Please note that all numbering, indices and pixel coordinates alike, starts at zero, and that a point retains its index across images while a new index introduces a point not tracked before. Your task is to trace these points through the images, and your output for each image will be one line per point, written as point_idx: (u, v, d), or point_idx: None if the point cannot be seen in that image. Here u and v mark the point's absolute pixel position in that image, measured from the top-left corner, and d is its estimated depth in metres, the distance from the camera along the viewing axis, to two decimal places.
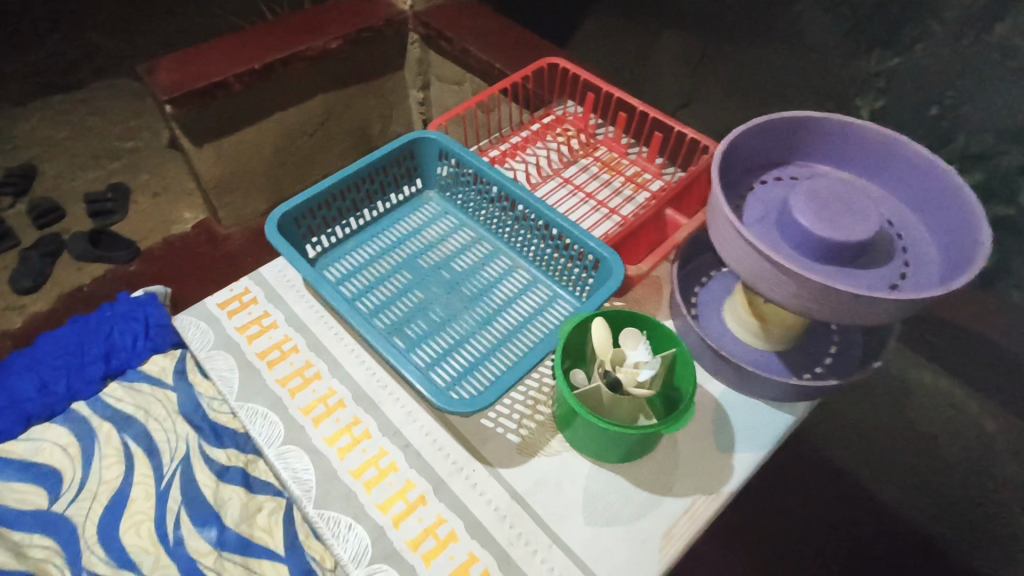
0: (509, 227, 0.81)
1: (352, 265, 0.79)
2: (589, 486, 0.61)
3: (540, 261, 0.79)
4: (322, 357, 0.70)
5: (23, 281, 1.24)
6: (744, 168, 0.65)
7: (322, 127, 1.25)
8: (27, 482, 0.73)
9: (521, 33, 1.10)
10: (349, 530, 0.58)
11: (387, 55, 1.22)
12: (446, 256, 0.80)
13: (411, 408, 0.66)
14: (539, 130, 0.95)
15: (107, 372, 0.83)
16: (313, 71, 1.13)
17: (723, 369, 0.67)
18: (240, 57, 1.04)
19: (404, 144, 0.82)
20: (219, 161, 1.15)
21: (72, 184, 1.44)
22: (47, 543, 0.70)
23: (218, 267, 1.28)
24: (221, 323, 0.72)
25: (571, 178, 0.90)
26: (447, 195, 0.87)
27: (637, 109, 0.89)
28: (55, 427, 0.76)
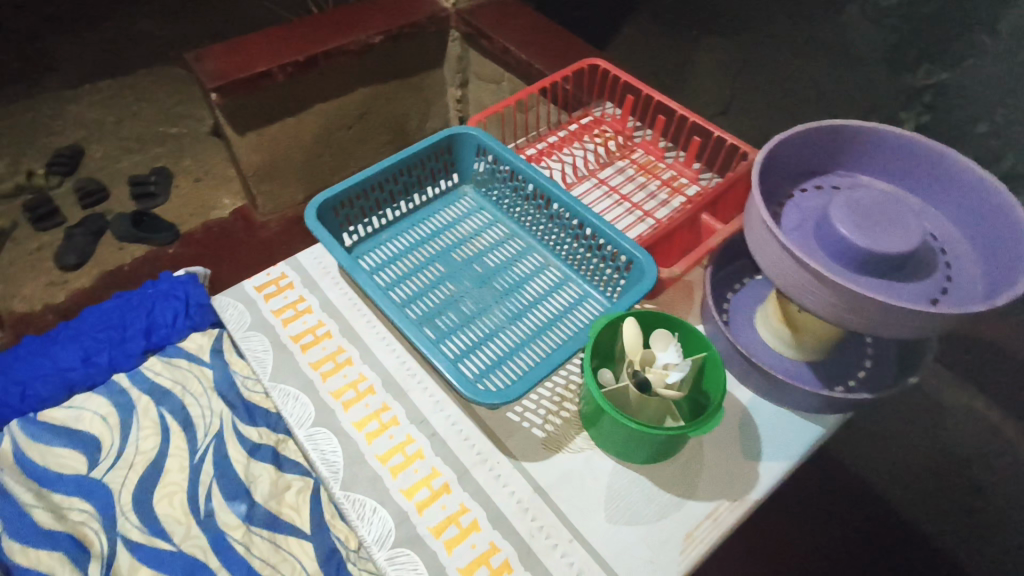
0: (544, 226, 0.81)
1: (386, 255, 0.80)
2: (612, 484, 0.61)
3: (573, 261, 0.79)
4: (354, 344, 0.72)
5: (67, 258, 1.28)
6: (784, 175, 0.65)
7: (361, 120, 1.27)
8: (70, 448, 0.76)
9: (562, 35, 1.11)
10: (373, 513, 0.59)
11: (428, 51, 1.23)
12: (479, 251, 0.81)
13: (439, 398, 0.67)
14: (576, 130, 0.96)
15: (147, 348, 0.85)
16: (355, 66, 1.16)
17: (752, 376, 0.66)
18: (284, 49, 1.07)
19: (443, 138, 0.83)
20: (259, 149, 1.18)
21: (117, 168, 1.49)
22: (85, 507, 0.72)
23: (254, 253, 1.31)
24: (258, 305, 0.74)
25: (606, 178, 0.90)
26: (482, 191, 0.88)
27: (676, 113, 0.88)
28: (95, 397, 0.79)
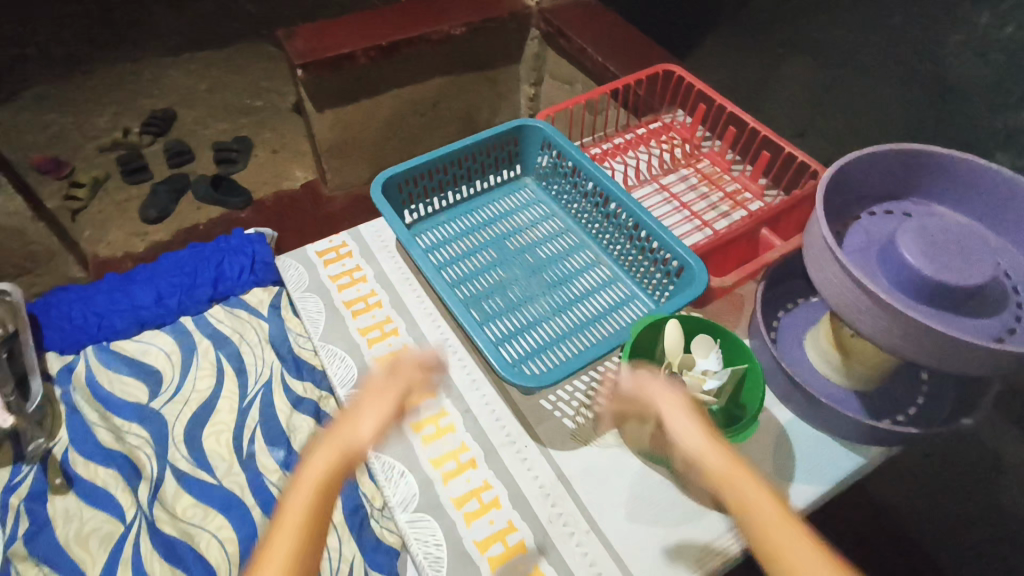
0: (599, 224, 0.82)
1: (443, 236, 0.83)
2: (636, 483, 0.61)
3: (624, 262, 0.79)
4: (402, 316, 0.74)
5: (150, 211, 1.37)
6: (853, 197, 0.63)
7: (434, 108, 1.31)
8: (134, 377, 0.81)
9: (640, 41, 1.11)
10: (400, 477, 0.61)
11: (507, 47, 1.26)
12: (532, 242, 0.82)
13: (477, 377, 0.69)
14: (643, 134, 0.96)
15: (213, 296, 0.88)
16: (435, 56, 1.19)
17: (794, 396, 0.65)
18: (370, 34, 1.12)
19: (510, 128, 0.84)
20: (334, 127, 1.23)
21: (203, 133, 1.58)
22: (141, 433, 0.78)
23: (318, 225, 1.37)
24: (317, 269, 0.78)
25: (667, 185, 0.91)
26: (542, 185, 0.89)
27: (747, 125, 0.87)
28: (163, 335, 0.85)
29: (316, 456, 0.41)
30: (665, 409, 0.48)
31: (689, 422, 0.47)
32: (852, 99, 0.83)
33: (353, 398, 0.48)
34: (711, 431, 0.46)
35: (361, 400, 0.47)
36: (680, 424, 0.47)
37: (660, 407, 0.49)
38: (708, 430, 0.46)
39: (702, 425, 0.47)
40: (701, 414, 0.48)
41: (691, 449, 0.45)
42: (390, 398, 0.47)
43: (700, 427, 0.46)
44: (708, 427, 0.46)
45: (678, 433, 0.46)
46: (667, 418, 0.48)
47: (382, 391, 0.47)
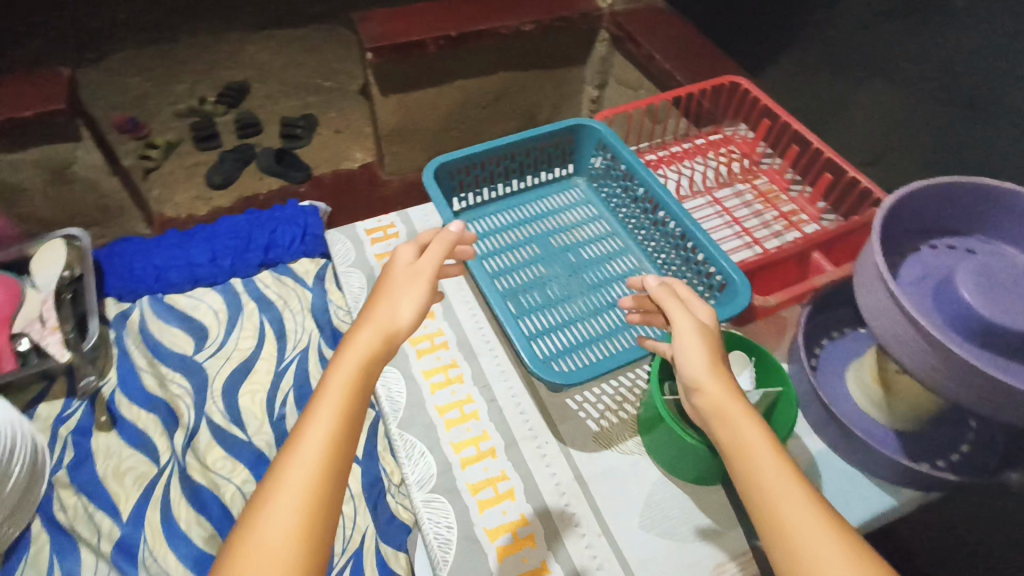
0: (647, 231, 0.81)
1: (488, 227, 0.83)
2: (653, 493, 0.60)
3: (668, 272, 0.78)
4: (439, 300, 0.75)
5: (215, 177, 1.43)
6: (913, 228, 0.61)
7: (496, 102, 1.32)
8: (183, 329, 0.85)
9: (711, 51, 1.09)
10: (420, 456, 0.62)
11: (575, 48, 1.26)
12: (576, 242, 0.82)
13: (505, 368, 0.70)
14: (702, 145, 0.94)
15: (263, 262, 0.92)
16: (502, 50, 1.20)
17: (828, 427, 0.63)
18: (439, 25, 1.13)
19: (567, 127, 0.84)
20: (396, 113, 1.25)
21: (273, 108, 1.63)
22: (183, 383, 0.81)
23: (371, 206, 1.41)
24: (364, 246, 0.81)
25: (720, 200, 0.89)
26: (594, 186, 0.89)
27: (811, 146, 0.84)
28: (213, 293, 0.88)
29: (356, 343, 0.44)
30: (676, 329, 0.50)
31: (697, 346, 0.48)
32: (925, 126, 0.80)
33: (381, 280, 0.48)
34: (716, 357, 0.48)
35: (393, 282, 0.48)
36: (690, 350, 0.48)
37: (673, 325, 0.50)
38: (714, 357, 0.48)
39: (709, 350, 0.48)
40: (711, 338, 0.49)
41: (692, 371, 0.47)
42: (422, 281, 0.47)
43: (707, 354, 0.48)
44: (713, 352, 0.48)
45: (682, 356, 0.48)
46: (675, 339, 0.49)
47: (414, 272, 0.48)
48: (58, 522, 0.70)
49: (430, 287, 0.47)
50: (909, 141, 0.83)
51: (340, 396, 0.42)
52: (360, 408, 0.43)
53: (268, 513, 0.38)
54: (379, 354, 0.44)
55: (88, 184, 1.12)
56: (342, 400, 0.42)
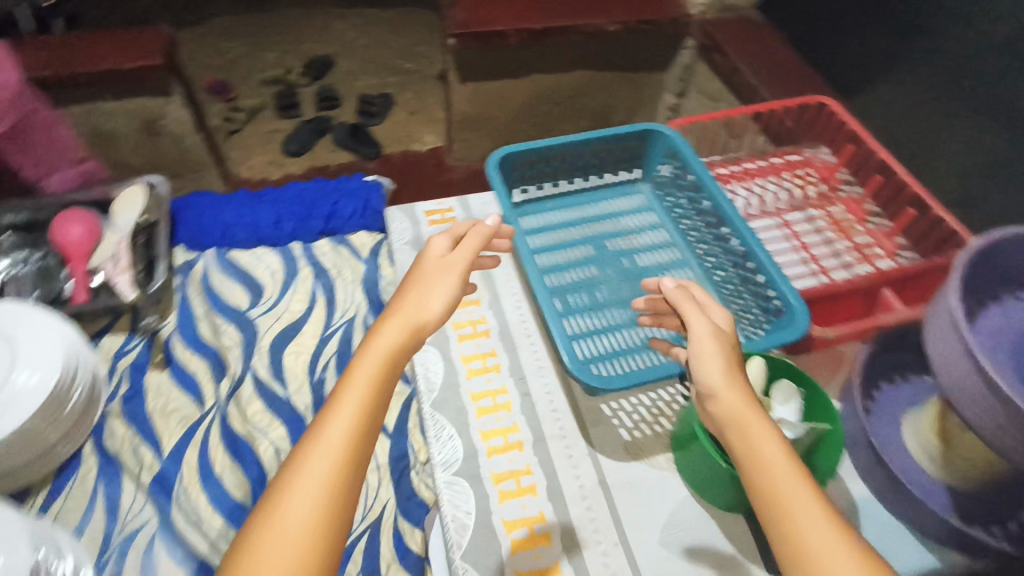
0: (707, 246, 0.79)
1: (545, 222, 0.83)
2: (678, 513, 0.58)
3: (724, 291, 0.76)
4: (487, 288, 0.76)
5: (292, 145, 1.48)
6: (1002, 278, 0.56)
7: (571, 100, 1.31)
8: (241, 285, 0.87)
9: (800, 69, 1.05)
10: (448, 439, 0.63)
11: (658, 53, 1.23)
12: (633, 248, 0.81)
13: (543, 363, 0.69)
14: (778, 165, 0.90)
15: (322, 231, 0.94)
16: (583, 48, 1.19)
17: (876, 474, 0.60)
18: (527, 16, 1.13)
19: (639, 130, 0.82)
20: (472, 101, 1.27)
21: (354, 83, 1.62)
22: (235, 335, 0.83)
23: (435, 190, 1.43)
24: (421, 227, 0.82)
25: (789, 222, 0.86)
26: (658, 193, 0.87)
27: (897, 177, 0.79)
28: (272, 255, 0.90)
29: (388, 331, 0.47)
30: (693, 337, 0.49)
31: (714, 353, 0.48)
32: None
33: (414, 269, 0.51)
34: (733, 363, 0.48)
35: (424, 273, 0.50)
36: (705, 355, 0.48)
37: (690, 330, 0.50)
38: (730, 366, 0.47)
39: (723, 356, 0.48)
40: (727, 344, 0.49)
41: (708, 379, 0.47)
42: (453, 277, 0.50)
43: (723, 361, 0.47)
44: (729, 359, 0.48)
45: (698, 362, 0.48)
46: (691, 345, 0.49)
47: (446, 266, 0.51)
48: (105, 447, 0.73)
49: (461, 282, 0.49)
50: (1008, 185, 0.77)
51: (366, 386, 0.45)
52: (384, 399, 0.45)
53: (294, 495, 0.40)
54: (406, 348, 0.47)
55: (173, 138, 1.18)
56: (367, 390, 0.44)
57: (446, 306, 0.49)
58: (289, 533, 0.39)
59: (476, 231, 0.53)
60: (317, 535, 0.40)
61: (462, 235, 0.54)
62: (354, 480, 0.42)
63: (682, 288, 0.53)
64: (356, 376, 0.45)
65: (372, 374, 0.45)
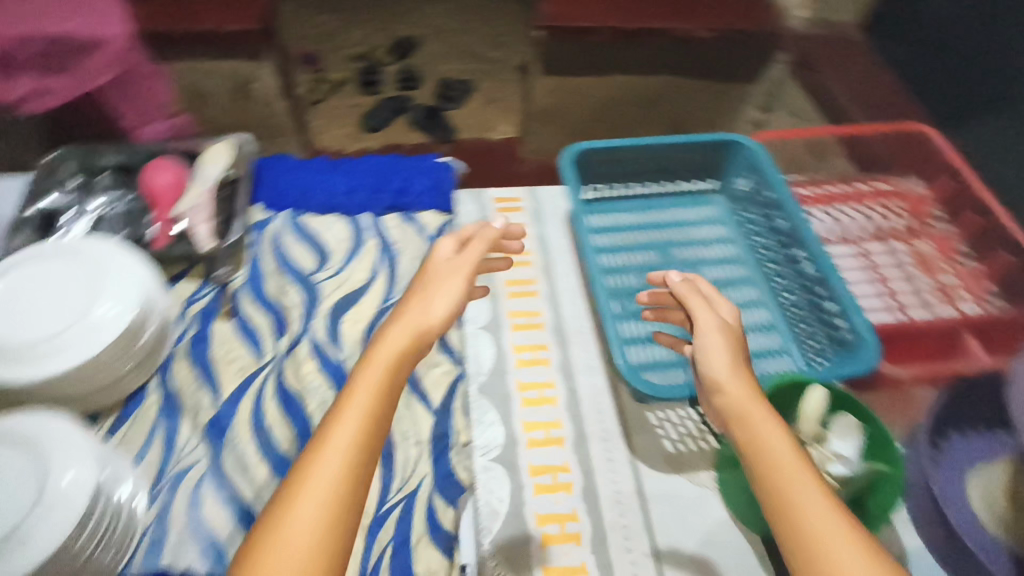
0: (777, 267, 0.77)
1: (613, 223, 0.82)
2: (714, 533, 0.57)
3: (789, 316, 0.73)
4: (546, 281, 0.76)
5: (370, 122, 1.53)
6: None
7: (651, 104, 1.30)
8: (308, 248, 0.84)
9: (897, 96, 1.01)
10: (491, 424, 0.63)
11: (746, 64, 1.21)
12: (699, 260, 0.79)
13: (593, 363, 0.69)
14: (864, 192, 0.87)
15: (390, 207, 0.88)
16: (669, 53, 1.18)
17: (933, 528, 0.57)
18: (610, 11, 1.12)
19: (722, 141, 0.79)
20: (553, 93, 1.29)
21: (436, 66, 1.63)
22: (297, 297, 0.80)
23: (504, 180, 1.45)
24: (489, 215, 0.84)
25: (865, 251, 0.82)
26: (733, 206, 0.84)
27: (996, 216, 0.73)
28: (340, 224, 0.86)
29: (391, 337, 0.49)
30: (699, 328, 0.54)
31: (720, 346, 0.52)
32: None
33: (425, 274, 0.54)
34: (738, 358, 0.51)
35: (433, 276, 0.53)
36: (713, 348, 0.52)
37: (698, 324, 0.54)
38: (733, 357, 0.51)
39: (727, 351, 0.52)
40: (733, 338, 0.53)
41: (712, 371, 0.51)
42: (459, 278, 0.53)
43: (727, 355, 0.51)
44: (732, 352, 0.52)
45: (704, 355, 0.52)
46: (697, 337, 0.53)
47: (454, 267, 0.54)
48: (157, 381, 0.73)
49: (466, 284, 0.52)
50: None
51: (369, 393, 0.46)
52: (387, 405, 0.47)
53: (298, 513, 0.41)
54: (411, 352, 0.49)
55: (262, 101, 1.25)
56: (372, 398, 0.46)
57: (450, 307, 0.51)
58: (291, 545, 0.39)
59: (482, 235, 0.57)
60: (319, 546, 0.40)
61: (468, 238, 0.58)
62: (356, 496, 0.42)
63: (690, 283, 0.57)
64: (359, 386, 0.46)
65: (375, 381, 0.47)
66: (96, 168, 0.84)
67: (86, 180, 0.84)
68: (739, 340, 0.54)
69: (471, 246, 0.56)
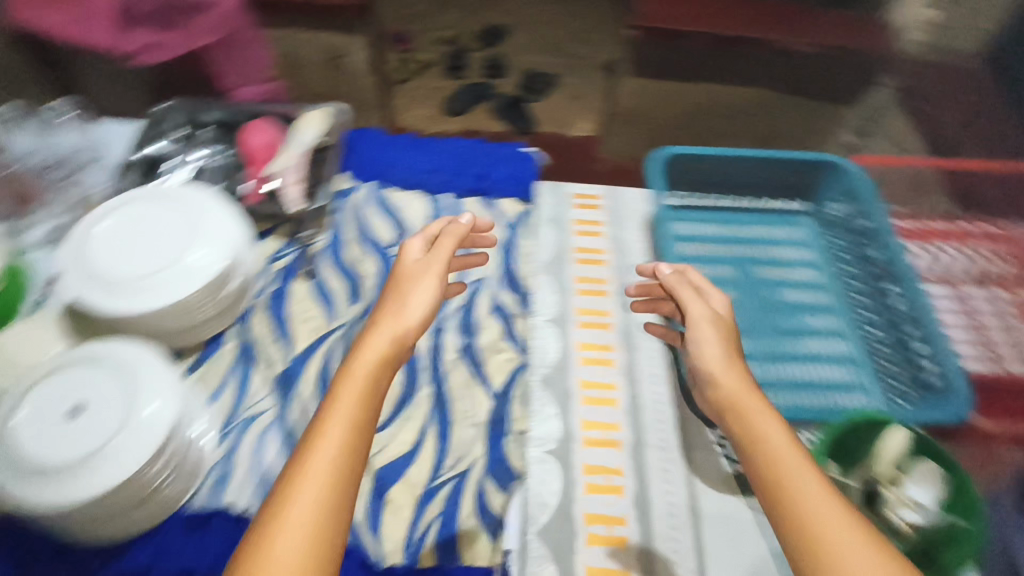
0: (864, 297, 0.74)
1: (693, 233, 0.80)
2: (767, 561, 0.55)
3: (870, 348, 0.71)
4: (619, 283, 0.75)
5: (452, 105, 1.42)
6: None
7: (740, 116, 1.29)
8: (386, 220, 0.86)
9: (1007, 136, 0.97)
10: (549, 417, 0.64)
11: (843, 86, 1.22)
12: (780, 280, 0.77)
13: (657, 371, 0.68)
14: (965, 233, 0.82)
15: (471, 189, 0.86)
16: (764, 65, 1.23)
17: None
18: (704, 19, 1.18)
19: (820, 163, 0.78)
20: (641, 97, 1.33)
21: (523, 57, 1.52)
22: (372, 267, 0.82)
23: None
24: (567, 207, 0.82)
25: (963, 295, 0.76)
26: (822, 228, 0.81)
27: None
28: (417, 202, 0.87)
29: (374, 343, 0.51)
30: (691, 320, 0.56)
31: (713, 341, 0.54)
32: None
33: (397, 277, 0.57)
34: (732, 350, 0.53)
35: (407, 276, 0.57)
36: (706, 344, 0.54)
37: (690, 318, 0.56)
38: (726, 348, 0.53)
39: (719, 342, 0.54)
40: (725, 329, 0.55)
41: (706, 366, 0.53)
42: (432, 277, 0.56)
43: (720, 347, 0.53)
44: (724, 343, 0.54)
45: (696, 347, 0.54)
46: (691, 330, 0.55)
47: (425, 266, 0.57)
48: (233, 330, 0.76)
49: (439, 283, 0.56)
50: None
51: (355, 399, 0.47)
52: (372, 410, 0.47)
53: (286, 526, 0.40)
54: (392, 353, 0.51)
55: None
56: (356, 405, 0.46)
57: (425, 307, 0.55)
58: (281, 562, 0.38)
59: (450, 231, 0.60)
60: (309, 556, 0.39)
61: (436, 236, 0.61)
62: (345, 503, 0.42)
63: (677, 273, 0.60)
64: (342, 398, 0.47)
65: (357, 388, 0.48)
66: (200, 122, 0.88)
67: (190, 132, 0.87)
68: (733, 329, 0.55)
69: (439, 244, 0.60)
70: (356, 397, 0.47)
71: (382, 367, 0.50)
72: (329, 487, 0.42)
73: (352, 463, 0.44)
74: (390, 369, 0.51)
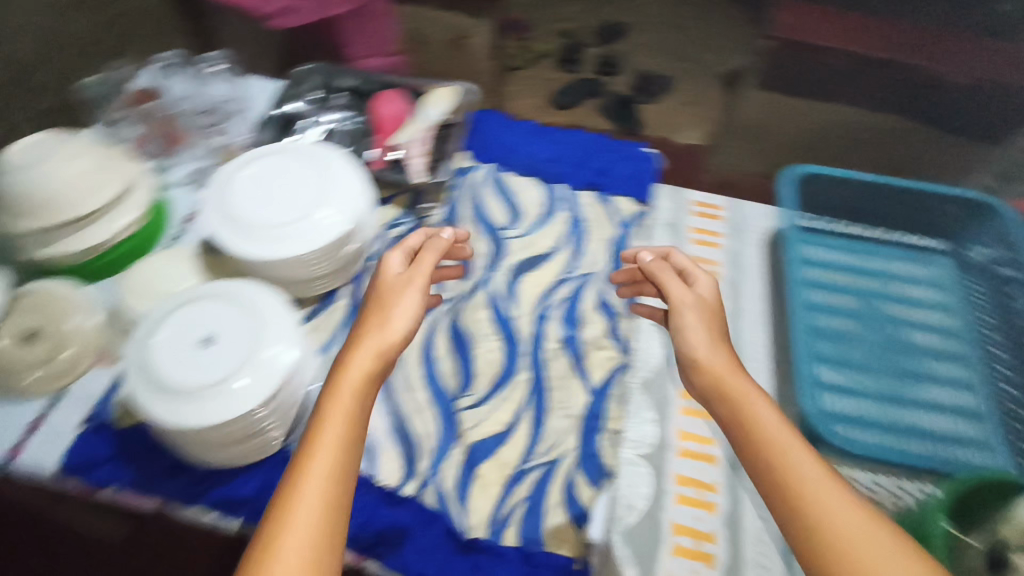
0: (1000, 352, 0.71)
1: (821, 258, 0.77)
2: None
3: (1001, 406, 0.68)
4: (731, 299, 0.74)
5: (562, 100, 1.37)
6: None
7: (867, 144, 1.24)
8: (504, 206, 0.85)
9: None
10: (646, 421, 0.64)
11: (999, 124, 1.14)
12: (909, 320, 0.73)
13: None
14: None
15: (589, 184, 0.85)
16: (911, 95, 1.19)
17: None
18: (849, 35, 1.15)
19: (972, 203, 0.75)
20: (763, 111, 1.32)
21: (639, 58, 1.45)
22: (482, 247, 0.79)
23: None
24: (685, 214, 0.82)
25: None
26: (961, 272, 0.77)
27: None
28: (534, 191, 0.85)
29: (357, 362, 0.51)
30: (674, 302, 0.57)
31: (697, 325, 0.54)
32: None
33: (378, 289, 0.57)
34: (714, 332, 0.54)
35: (389, 289, 0.57)
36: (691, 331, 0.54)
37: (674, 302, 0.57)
38: (709, 331, 0.53)
39: (704, 326, 0.54)
40: (708, 309, 0.56)
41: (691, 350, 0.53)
42: (414, 291, 0.57)
43: (703, 330, 0.54)
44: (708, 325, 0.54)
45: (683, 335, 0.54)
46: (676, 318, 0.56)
47: (406, 280, 0.58)
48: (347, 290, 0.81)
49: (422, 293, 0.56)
50: None
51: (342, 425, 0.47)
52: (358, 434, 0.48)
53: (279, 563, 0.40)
54: (377, 371, 0.51)
55: None
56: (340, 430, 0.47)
57: (409, 322, 0.55)
58: None
59: (432, 245, 0.62)
60: None
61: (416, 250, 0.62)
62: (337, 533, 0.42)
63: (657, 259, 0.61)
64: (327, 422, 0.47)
65: (344, 412, 0.48)
66: (334, 87, 0.91)
67: (325, 95, 0.90)
68: (716, 313, 0.56)
69: (420, 259, 0.60)
70: (344, 421, 0.47)
71: (365, 385, 0.50)
72: (321, 515, 0.42)
73: (343, 489, 0.44)
74: (375, 386, 0.51)
